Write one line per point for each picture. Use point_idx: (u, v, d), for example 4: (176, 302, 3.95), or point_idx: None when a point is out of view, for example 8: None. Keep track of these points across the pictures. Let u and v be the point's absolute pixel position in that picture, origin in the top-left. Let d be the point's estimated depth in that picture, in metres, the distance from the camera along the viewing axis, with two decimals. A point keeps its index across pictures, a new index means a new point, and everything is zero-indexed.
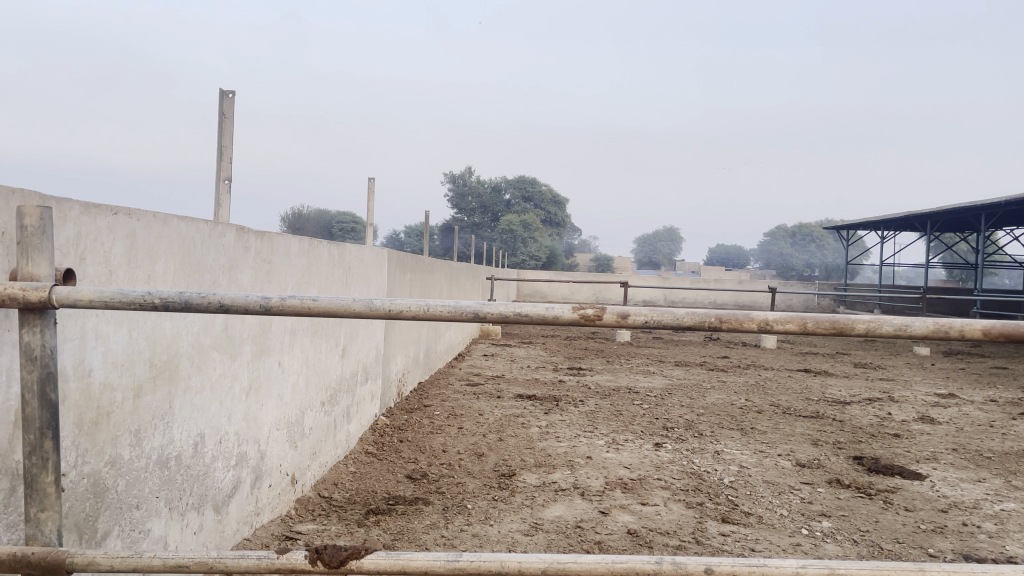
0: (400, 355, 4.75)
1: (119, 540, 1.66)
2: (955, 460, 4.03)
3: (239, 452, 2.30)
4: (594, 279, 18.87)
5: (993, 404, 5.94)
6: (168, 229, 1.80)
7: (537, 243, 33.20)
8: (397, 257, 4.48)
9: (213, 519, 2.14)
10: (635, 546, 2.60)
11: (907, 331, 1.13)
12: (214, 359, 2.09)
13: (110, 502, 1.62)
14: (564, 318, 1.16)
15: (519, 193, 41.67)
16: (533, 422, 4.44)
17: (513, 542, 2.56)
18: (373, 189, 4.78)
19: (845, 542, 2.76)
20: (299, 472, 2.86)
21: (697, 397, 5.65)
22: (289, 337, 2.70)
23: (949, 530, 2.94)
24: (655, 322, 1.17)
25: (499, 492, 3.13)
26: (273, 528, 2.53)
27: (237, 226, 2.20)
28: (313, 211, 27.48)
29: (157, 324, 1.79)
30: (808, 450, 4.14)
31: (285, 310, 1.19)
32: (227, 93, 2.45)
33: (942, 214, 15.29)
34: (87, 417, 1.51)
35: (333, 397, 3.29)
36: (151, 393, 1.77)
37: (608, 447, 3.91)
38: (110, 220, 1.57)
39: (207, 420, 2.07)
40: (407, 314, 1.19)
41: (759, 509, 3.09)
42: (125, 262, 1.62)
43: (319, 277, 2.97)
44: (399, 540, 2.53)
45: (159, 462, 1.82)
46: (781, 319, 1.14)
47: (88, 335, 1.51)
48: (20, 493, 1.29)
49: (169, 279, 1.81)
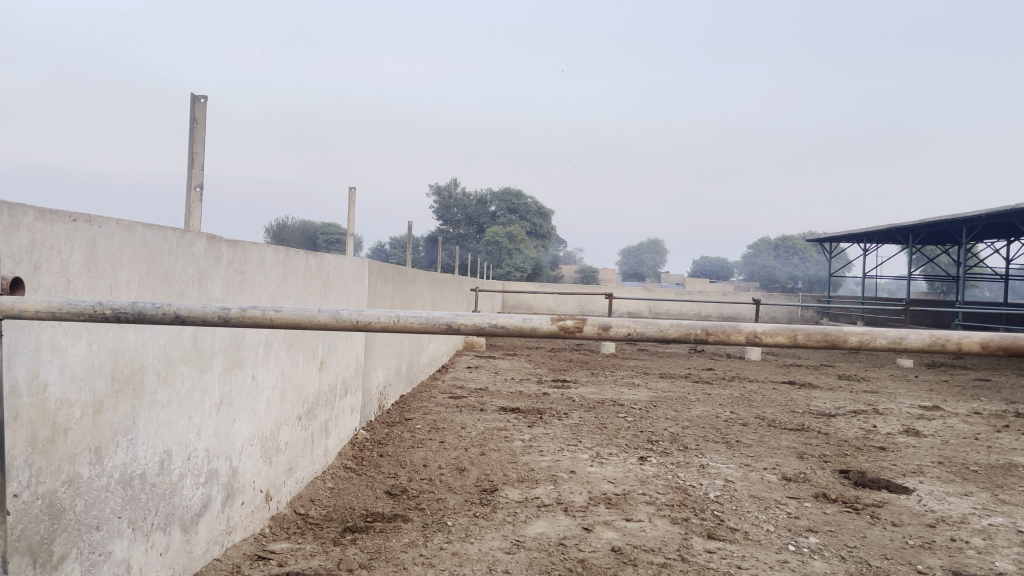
0: (381, 367, 4.66)
1: (77, 564, 1.58)
2: (942, 473, 4.00)
3: (209, 469, 2.22)
4: (578, 293, 18.81)
5: (977, 416, 5.91)
6: (132, 236, 1.73)
7: (522, 255, 33.10)
8: (378, 268, 4.40)
9: (181, 539, 2.06)
10: (619, 564, 2.53)
11: (901, 344, 1.08)
12: (182, 372, 2.01)
13: (67, 523, 1.54)
14: (543, 330, 1.13)
15: (504, 205, 41.51)
16: (516, 435, 4.37)
17: (494, 561, 2.48)
18: (354, 199, 4.70)
19: (832, 558, 2.71)
20: (274, 488, 2.78)
21: (681, 410, 5.59)
22: (264, 349, 2.62)
23: (936, 546, 2.89)
24: (637, 334, 1.14)
25: (481, 508, 3.06)
26: (245, 547, 2.44)
27: (208, 234, 2.12)
28: (296, 223, 27.14)
29: (120, 335, 1.71)
30: (794, 463, 4.09)
31: (244, 321, 1.17)
32: (199, 98, 2.38)
33: (925, 227, 15.31)
34: (42, 435, 1.44)
35: (310, 412, 3.21)
36: (113, 409, 1.69)
37: (593, 461, 3.85)
38: (68, 227, 1.49)
39: (174, 436, 1.98)
40: (375, 326, 1.15)
41: (745, 525, 3.03)
42: (84, 271, 1.54)
43: (295, 288, 2.89)
44: (375, 559, 2.45)
45: (121, 482, 1.74)
46: (770, 331, 1.11)
47: (44, 347, 1.43)
48: (7, 484, 1.33)
49: (134, 289, 1.73)
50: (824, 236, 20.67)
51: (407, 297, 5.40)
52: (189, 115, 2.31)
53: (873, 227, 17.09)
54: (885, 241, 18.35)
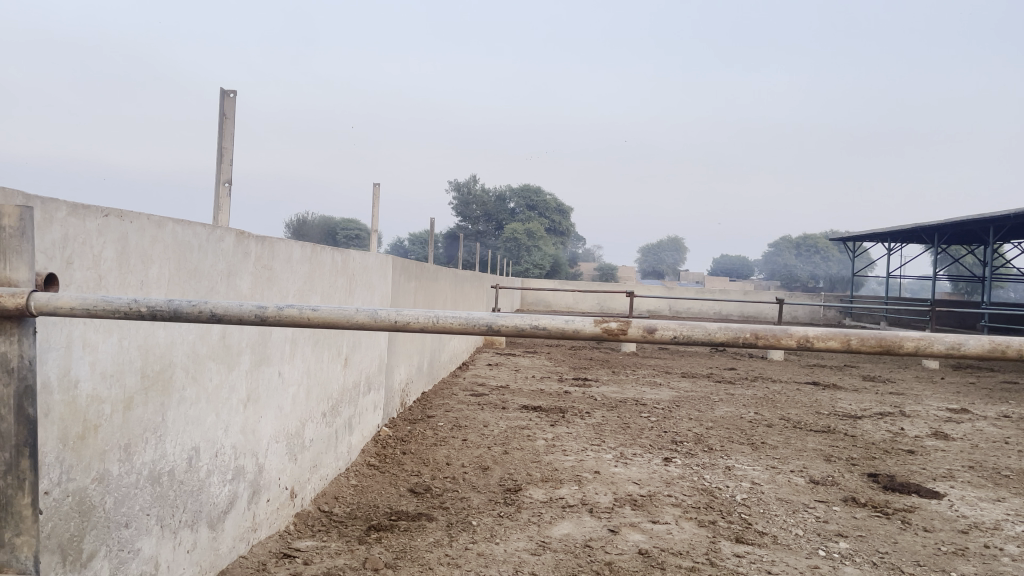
0: (403, 364, 4.65)
1: (106, 562, 1.57)
2: (972, 478, 3.92)
3: (236, 466, 2.20)
4: (598, 292, 18.78)
5: (1006, 420, 5.81)
6: (163, 232, 1.71)
7: (541, 253, 33.01)
8: (402, 264, 4.38)
9: (208, 537, 2.04)
10: (646, 567, 2.49)
11: (960, 351, 1.04)
12: (210, 369, 2.00)
13: (96, 521, 1.52)
14: (586, 332, 1.10)
15: (524, 202, 41.31)
16: (539, 434, 4.34)
17: (520, 562, 2.46)
18: (378, 195, 4.69)
19: (864, 564, 2.66)
20: (299, 486, 2.76)
21: (705, 410, 5.53)
22: (290, 346, 2.61)
23: (970, 553, 2.83)
24: (684, 337, 1.11)
25: (505, 508, 3.03)
26: (271, 545, 2.43)
27: (237, 230, 2.11)
28: (317, 220, 27.14)
29: (150, 332, 1.70)
30: (822, 466, 4.03)
31: (282, 320, 1.15)
32: (228, 92, 2.36)
33: (950, 227, 15.10)
34: (73, 431, 1.42)
35: (334, 409, 3.19)
36: (143, 406, 1.68)
37: (617, 462, 3.81)
38: (100, 222, 1.48)
39: (202, 433, 1.97)
40: (414, 326, 1.14)
41: (773, 528, 2.99)
42: (116, 267, 1.53)
43: (321, 284, 2.87)
44: (401, 558, 2.43)
45: (150, 478, 1.73)
46: (823, 335, 1.08)
47: (75, 343, 1.42)
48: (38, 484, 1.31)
49: (165, 285, 1.72)
50: (848, 234, 20.47)
51: (429, 294, 5.39)
52: (218, 110, 2.30)
53: (897, 227, 16.88)
54: (909, 241, 18.14)
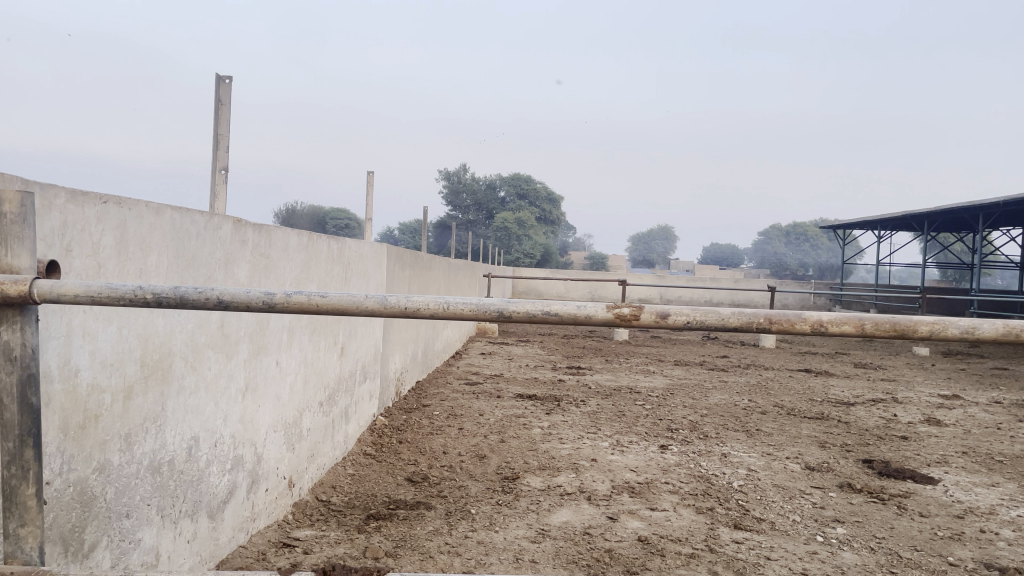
0: (398, 353, 4.63)
1: (107, 553, 1.56)
2: (966, 463, 3.95)
3: (234, 456, 2.19)
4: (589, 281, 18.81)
5: (996, 406, 5.85)
6: (162, 219, 1.69)
7: (531, 241, 32.99)
8: (396, 253, 4.36)
9: (208, 527, 2.03)
10: (646, 553, 2.50)
11: (974, 334, 1.04)
12: (209, 358, 1.99)
13: (97, 511, 1.51)
14: (598, 318, 1.10)
15: (515, 191, 41.21)
16: (535, 422, 4.34)
17: (519, 550, 2.46)
18: (371, 183, 4.66)
19: (861, 549, 2.67)
20: (297, 475, 2.75)
21: (699, 398, 5.54)
22: (287, 335, 2.59)
23: (966, 537, 2.85)
24: (696, 322, 1.11)
25: (503, 496, 3.03)
26: (270, 534, 2.42)
27: (234, 218, 2.08)
28: (307, 209, 27.07)
29: (150, 321, 1.68)
30: (817, 452, 4.05)
31: (290, 306, 1.13)
32: (224, 79, 2.34)
33: (940, 214, 15.16)
34: (73, 422, 1.41)
35: (331, 398, 3.18)
36: (142, 395, 1.66)
37: (613, 449, 3.81)
38: (99, 209, 1.46)
39: (201, 422, 1.96)
40: (424, 312, 1.12)
41: (770, 515, 2.99)
42: (115, 255, 1.51)
43: (317, 272, 2.85)
44: (401, 547, 2.43)
45: (151, 468, 1.71)
46: (837, 320, 1.07)
47: (75, 333, 1.40)
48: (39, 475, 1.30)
49: (163, 272, 1.70)
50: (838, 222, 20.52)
51: (423, 283, 5.37)
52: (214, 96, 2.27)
53: (887, 215, 16.94)
54: (898, 228, 18.20)
